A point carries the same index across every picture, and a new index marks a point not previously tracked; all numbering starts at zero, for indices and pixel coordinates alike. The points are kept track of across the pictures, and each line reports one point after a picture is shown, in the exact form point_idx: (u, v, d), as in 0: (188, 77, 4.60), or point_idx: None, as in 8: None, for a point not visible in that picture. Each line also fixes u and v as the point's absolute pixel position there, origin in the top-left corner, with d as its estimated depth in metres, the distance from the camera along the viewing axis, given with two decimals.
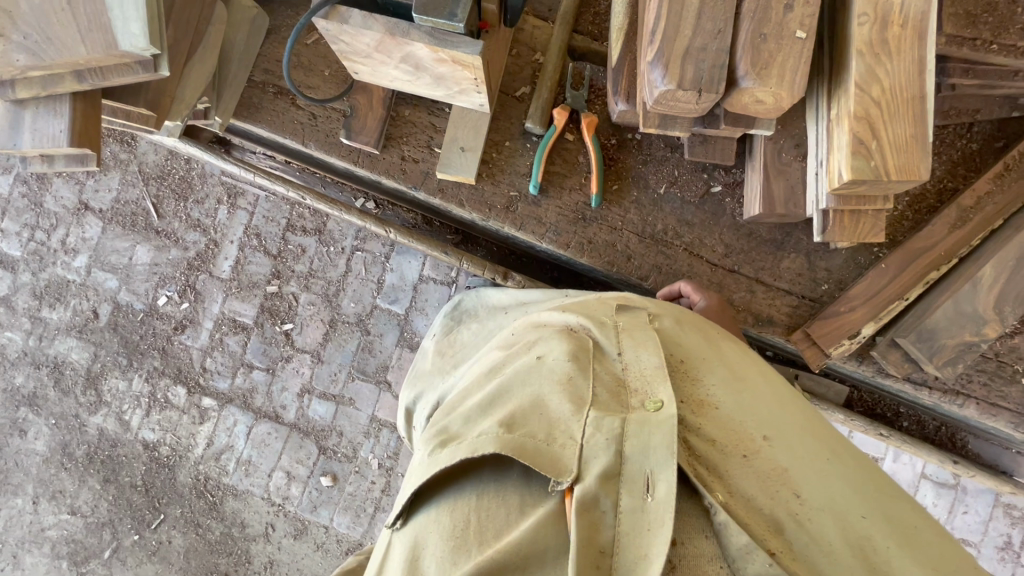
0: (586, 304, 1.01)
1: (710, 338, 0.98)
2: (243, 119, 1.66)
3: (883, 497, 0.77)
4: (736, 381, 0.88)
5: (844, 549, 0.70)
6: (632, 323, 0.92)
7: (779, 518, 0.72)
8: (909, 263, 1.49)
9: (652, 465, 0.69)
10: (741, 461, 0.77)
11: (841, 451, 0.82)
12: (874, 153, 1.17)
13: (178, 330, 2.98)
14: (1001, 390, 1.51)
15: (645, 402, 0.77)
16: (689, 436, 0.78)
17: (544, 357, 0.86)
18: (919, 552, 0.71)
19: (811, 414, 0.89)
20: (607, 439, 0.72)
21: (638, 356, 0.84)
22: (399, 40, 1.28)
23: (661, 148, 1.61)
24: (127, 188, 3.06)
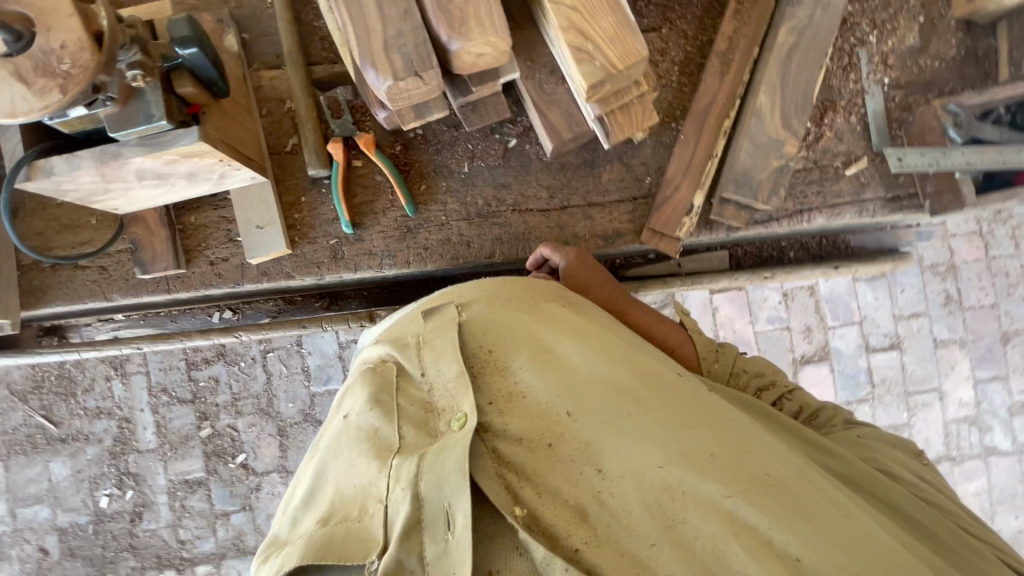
0: (399, 325, 1.13)
1: (526, 325, 1.05)
2: (33, 307, 1.54)
3: (677, 435, 0.90)
4: (546, 366, 0.99)
5: (636, 505, 0.85)
6: (435, 332, 1.05)
7: (584, 498, 0.87)
8: (704, 124, 1.55)
9: (447, 498, 0.85)
10: (547, 451, 0.91)
11: (647, 400, 0.94)
12: (594, 53, 1.19)
13: (136, 521, 3.00)
14: (833, 190, 1.61)
15: (453, 420, 0.94)
16: (496, 444, 0.92)
17: (350, 416, 1.01)
18: (705, 476, 0.86)
19: (620, 364, 0.99)
20: (409, 489, 0.87)
21: (440, 370, 1.00)
22: (115, 164, 1.20)
23: (446, 131, 1.60)
24: (7, 415, 2.97)
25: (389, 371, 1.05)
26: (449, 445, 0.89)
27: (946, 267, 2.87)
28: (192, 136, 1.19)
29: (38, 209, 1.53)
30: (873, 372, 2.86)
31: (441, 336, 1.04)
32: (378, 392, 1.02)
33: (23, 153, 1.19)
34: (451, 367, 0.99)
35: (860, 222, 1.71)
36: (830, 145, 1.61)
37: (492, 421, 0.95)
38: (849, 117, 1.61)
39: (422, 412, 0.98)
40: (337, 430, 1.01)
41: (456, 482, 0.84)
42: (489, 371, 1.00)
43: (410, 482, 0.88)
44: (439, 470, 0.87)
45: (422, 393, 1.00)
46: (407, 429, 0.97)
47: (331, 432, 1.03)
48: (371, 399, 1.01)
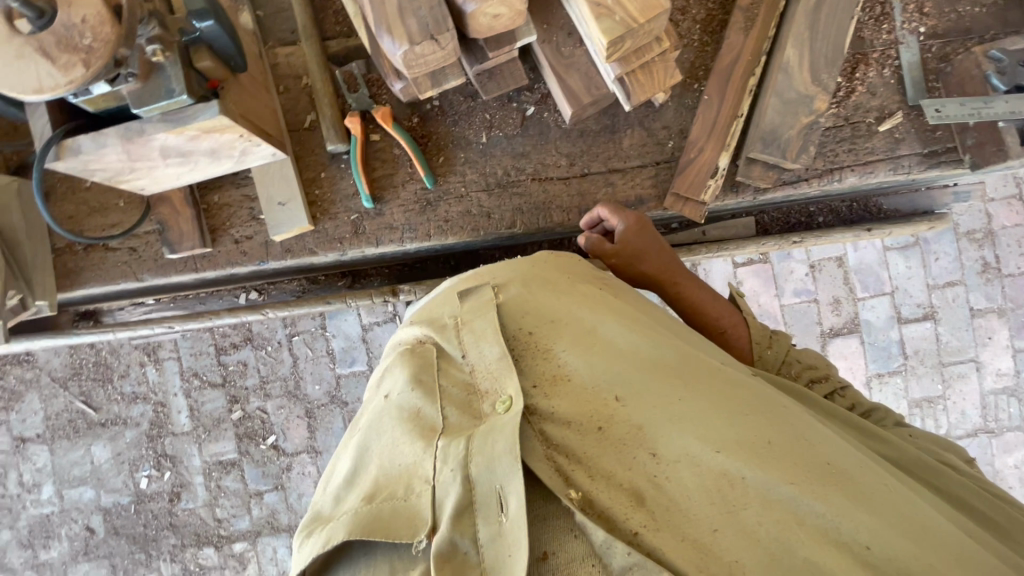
0: (433, 308, 1.13)
1: (567, 312, 1.04)
2: (68, 289, 1.59)
3: (730, 419, 0.87)
4: (590, 352, 0.97)
5: (694, 491, 0.81)
6: (475, 314, 1.04)
7: (638, 482, 0.84)
8: (727, 82, 1.50)
9: (499, 480, 0.82)
10: (597, 434, 0.88)
11: (696, 386, 0.92)
12: (614, 8, 1.15)
13: (174, 501, 3.12)
14: (866, 147, 1.54)
15: (497, 403, 0.92)
16: (545, 426, 0.90)
17: (392, 396, 1.00)
18: (763, 461, 0.83)
19: (666, 352, 0.98)
20: (458, 472, 0.85)
21: (483, 352, 0.98)
22: (139, 141, 1.22)
23: (462, 102, 1.58)
24: (50, 401, 3.10)
25: (429, 352, 1.04)
26: (498, 427, 0.87)
27: (984, 233, 2.75)
28: (213, 110, 1.20)
29: (69, 192, 1.56)
30: (905, 344, 2.77)
31: (479, 318, 1.03)
32: (420, 374, 1.01)
33: (51, 133, 1.21)
34: (493, 349, 0.98)
35: (894, 181, 1.64)
36: (862, 99, 1.54)
37: (539, 405, 0.92)
38: (883, 70, 1.54)
39: (465, 394, 0.97)
40: (379, 410, 1.01)
41: (507, 465, 0.82)
42: (533, 356, 0.99)
43: (459, 464, 0.85)
44: (490, 453, 0.84)
45: (463, 375, 0.99)
46: (450, 410, 0.95)
47: (371, 411, 1.03)
48: (413, 379, 1.00)
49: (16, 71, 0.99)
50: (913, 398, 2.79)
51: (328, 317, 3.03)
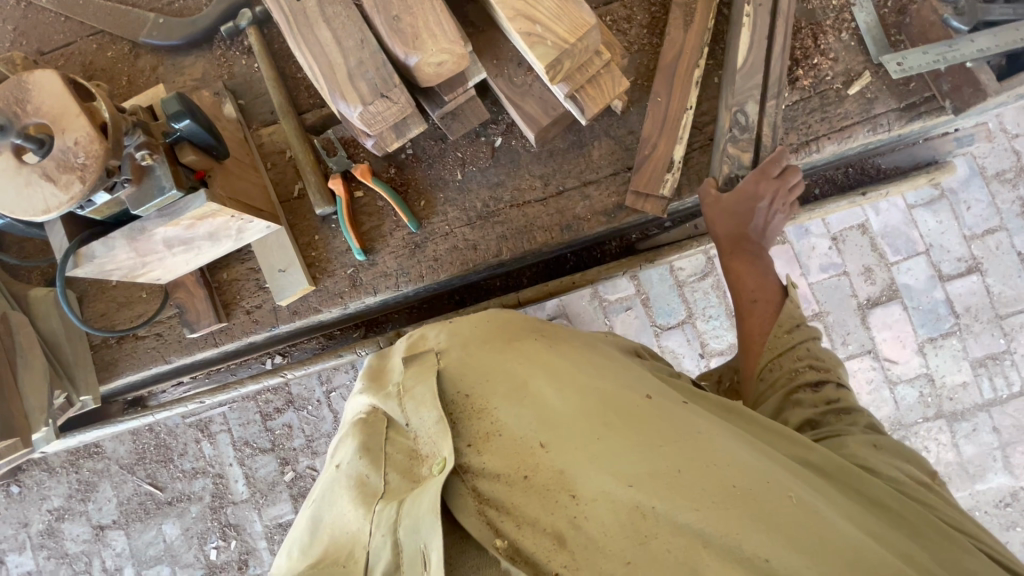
0: (382, 375, 1.20)
1: (499, 365, 1.07)
2: (109, 380, 1.72)
3: (645, 452, 0.88)
4: (519, 399, 1.00)
5: (610, 526, 0.81)
6: (415, 380, 1.08)
7: (561, 524, 0.85)
8: (679, 78, 1.52)
9: (424, 537, 0.84)
10: (524, 483, 0.91)
11: (614, 420, 0.93)
12: (545, 33, 1.20)
13: (243, 568, 3.28)
14: (839, 113, 1.52)
15: (435, 465, 0.96)
16: (478, 482, 0.94)
17: (343, 466, 1.07)
18: (675, 491, 0.82)
19: (590, 389, 0.99)
20: (389, 534, 0.89)
21: (422, 417, 1.02)
22: (143, 237, 1.35)
23: (433, 145, 1.66)
24: (121, 487, 3.29)
25: (379, 420, 1.11)
26: (427, 488, 0.91)
27: (1016, 172, 2.58)
28: (201, 198, 1.32)
29: (97, 294, 1.72)
30: (954, 302, 2.61)
31: (420, 383, 1.07)
32: (368, 443, 1.07)
33: (68, 244, 1.35)
34: (431, 414, 1.01)
35: (878, 141, 1.60)
36: (825, 66, 1.52)
37: (471, 461, 0.97)
38: (840, 34, 1.52)
39: (407, 458, 1.03)
40: (331, 482, 1.08)
41: (430, 524, 0.84)
42: (468, 413, 1.03)
43: (390, 528, 0.90)
44: (415, 515, 0.88)
45: (407, 441, 1.05)
46: (392, 475, 1.01)
47: (325, 481, 1.10)
48: (361, 448, 1.07)
49: (26, 197, 1.13)
50: (974, 357, 2.61)
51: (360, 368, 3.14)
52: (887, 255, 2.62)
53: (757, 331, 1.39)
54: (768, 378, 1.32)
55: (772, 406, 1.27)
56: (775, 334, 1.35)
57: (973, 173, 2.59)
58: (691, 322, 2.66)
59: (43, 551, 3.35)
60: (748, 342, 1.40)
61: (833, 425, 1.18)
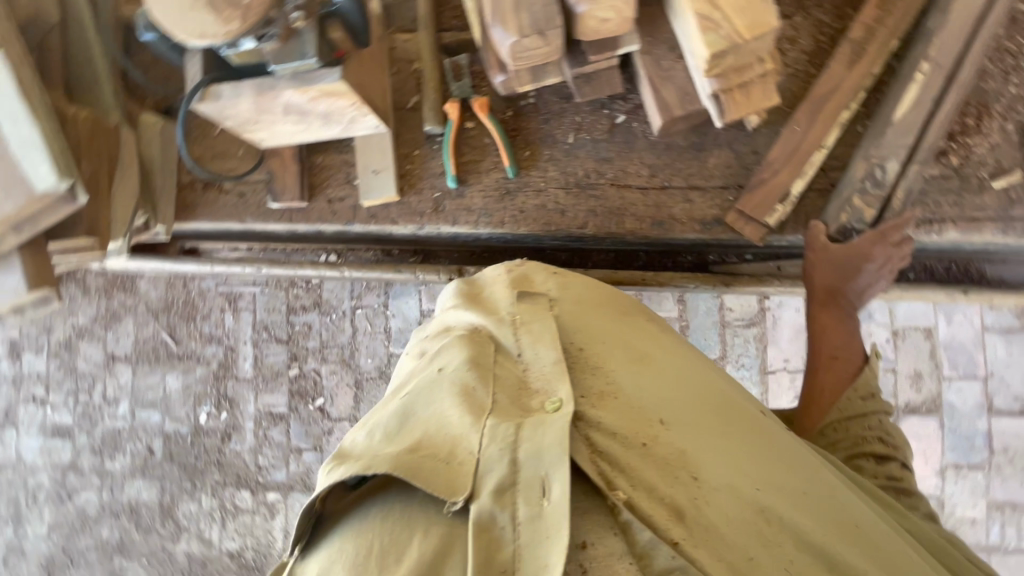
0: (488, 296, 1.21)
1: (617, 333, 1.15)
2: (185, 220, 1.78)
3: (762, 458, 1.03)
4: (638, 371, 1.09)
5: (730, 515, 0.94)
6: (531, 316, 1.14)
7: (684, 499, 0.94)
8: (824, 115, 1.47)
9: (546, 467, 0.90)
10: (644, 450, 0.98)
11: (729, 421, 1.07)
12: (721, 22, 1.17)
13: (225, 440, 3.48)
14: (974, 202, 1.45)
15: (547, 402, 1.01)
16: (592, 432, 0.99)
17: (447, 370, 1.06)
18: (790, 500, 0.99)
19: (703, 387, 1.12)
20: (507, 451, 0.93)
21: (539, 353, 1.08)
22: (270, 95, 1.38)
23: (556, 102, 1.65)
24: (142, 327, 3.49)
25: (486, 340, 1.12)
26: (551, 422, 0.95)
27: None
28: (335, 76, 1.34)
29: (200, 136, 1.77)
30: (992, 438, 2.51)
31: (538, 321, 1.13)
32: (478, 357, 1.08)
33: (200, 78, 1.39)
34: (549, 352, 1.07)
35: (998, 245, 1.53)
36: (980, 151, 1.45)
37: (587, 411, 1.02)
38: (1006, 124, 1.44)
39: (516, 386, 1.05)
40: (431, 380, 1.06)
41: (558, 455, 0.90)
42: (584, 366, 1.09)
43: (508, 446, 0.93)
44: (539, 443, 0.93)
45: (517, 369, 1.08)
46: (501, 396, 1.03)
47: (421, 379, 1.08)
48: (470, 360, 1.07)
49: (184, 15, 1.15)
50: (995, 499, 2.50)
51: (391, 296, 3.32)
52: (945, 367, 2.52)
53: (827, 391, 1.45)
54: (829, 435, 1.40)
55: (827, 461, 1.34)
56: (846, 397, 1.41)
57: None
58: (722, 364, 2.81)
59: (55, 359, 3.59)
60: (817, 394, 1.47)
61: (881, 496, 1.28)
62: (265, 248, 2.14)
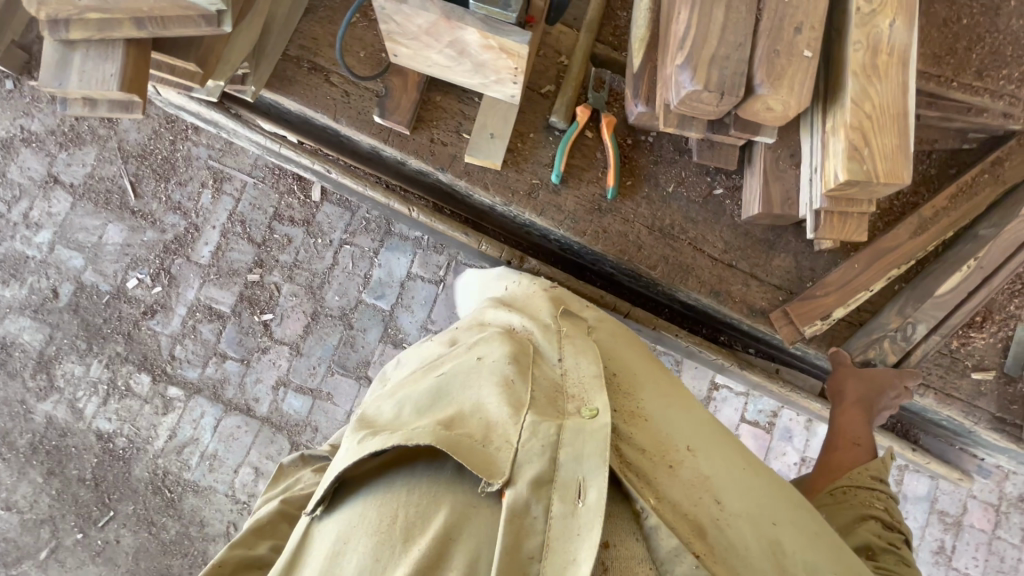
0: (531, 308, 1.41)
1: (648, 373, 1.32)
2: (276, 90, 1.68)
3: (779, 497, 1.12)
4: (664, 404, 1.25)
5: (748, 541, 1.03)
6: (574, 333, 1.32)
7: (704, 519, 1.05)
8: (880, 264, 1.70)
9: (583, 472, 1.00)
10: (669, 469, 1.11)
11: (748, 461, 1.19)
12: (866, 158, 1.37)
13: (147, 315, 3.27)
14: (955, 382, 1.73)
15: (583, 409, 1.11)
16: (621, 444, 1.13)
17: (488, 360, 1.20)
18: (808, 537, 1.07)
19: (720, 429, 1.26)
20: (548, 450, 1.02)
21: (578, 364, 1.23)
22: (452, 23, 1.37)
23: (670, 151, 1.77)
24: (102, 164, 3.33)
25: (527, 343, 1.28)
26: (590, 431, 1.05)
27: (955, 521, 2.95)
28: (524, 37, 1.36)
29: (328, 21, 1.71)
30: None
31: (581, 340, 1.29)
32: (518, 355, 1.21)
33: None
34: (589, 366, 1.22)
35: (955, 422, 1.81)
36: (974, 345, 1.74)
37: (619, 427, 1.16)
38: (999, 331, 1.74)
39: (553, 388, 1.18)
40: (472, 367, 1.19)
41: (595, 464, 1.00)
42: (618, 390, 1.25)
43: (550, 445, 1.03)
44: (579, 448, 1.03)
45: (553, 373, 1.22)
46: (538, 395, 1.15)
47: (461, 363, 1.21)
48: (512, 356, 1.21)
49: None
50: None
51: (384, 248, 3.26)
52: None
53: (837, 468, 1.60)
54: (838, 497, 1.51)
55: (840, 520, 1.45)
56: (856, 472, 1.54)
57: (931, 496, 2.95)
58: None
59: None
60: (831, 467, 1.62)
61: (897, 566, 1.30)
62: (315, 150, 1.98)
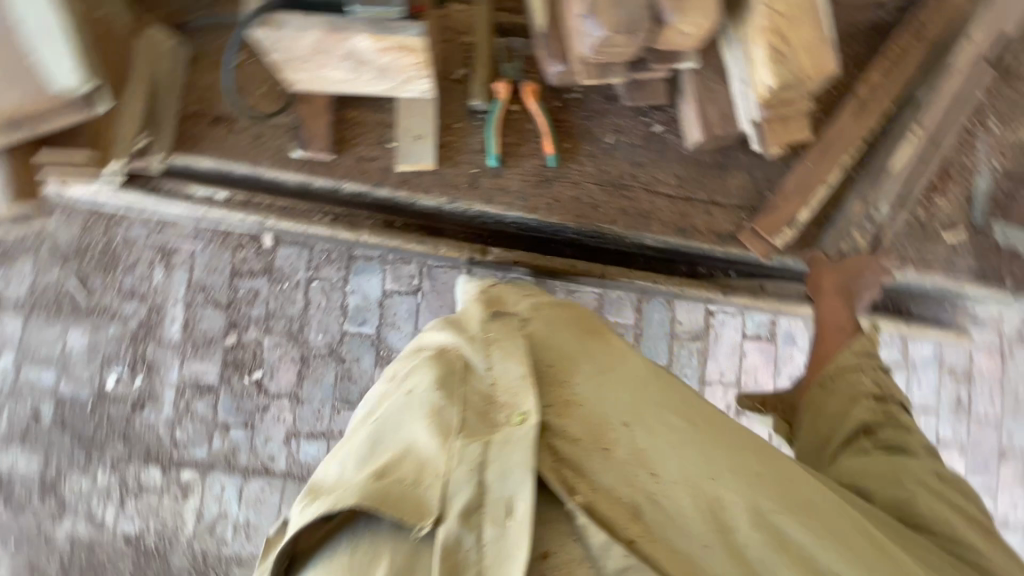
0: (461, 316, 1.18)
1: (581, 344, 1.18)
2: (184, 154, 1.60)
3: (727, 451, 1.06)
4: (601, 380, 1.12)
5: (687, 508, 1.00)
6: (503, 335, 1.11)
7: (638, 499, 1.01)
8: (833, 156, 1.68)
9: (511, 489, 0.93)
10: (604, 455, 1.03)
11: (697, 419, 1.10)
12: (792, 59, 1.37)
13: (137, 408, 3.19)
14: (931, 249, 1.74)
15: (513, 415, 1.01)
16: (556, 440, 1.03)
17: (415, 394, 1.04)
18: (754, 487, 1.03)
19: (669, 387, 1.14)
20: (475, 473, 0.94)
21: (506, 368, 1.06)
22: (339, 36, 1.29)
23: (598, 102, 1.73)
24: (42, 272, 3.18)
25: (454, 359, 1.08)
26: (516, 441, 0.96)
27: (963, 372, 3.08)
28: (418, 30, 1.30)
29: (215, 65, 1.61)
30: None
31: (509, 339, 1.10)
32: (445, 379, 1.05)
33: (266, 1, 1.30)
34: (516, 368, 1.06)
35: (941, 287, 1.83)
36: (940, 208, 1.74)
37: (551, 421, 1.05)
38: (961, 188, 1.74)
39: (485, 403, 1.03)
40: (399, 407, 1.04)
41: (520, 476, 0.94)
42: (550, 379, 1.10)
43: (475, 467, 0.95)
44: (506, 462, 0.95)
45: (484, 386, 1.05)
46: (470, 417, 1.01)
47: (392, 402, 1.06)
48: (438, 381, 1.04)
49: None
50: None
51: (352, 273, 3.20)
52: None
53: (823, 358, 1.66)
54: (828, 385, 1.56)
55: (836, 406, 1.51)
56: (847, 354, 1.58)
57: (936, 357, 3.05)
58: None
59: None
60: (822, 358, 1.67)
61: (890, 435, 1.42)
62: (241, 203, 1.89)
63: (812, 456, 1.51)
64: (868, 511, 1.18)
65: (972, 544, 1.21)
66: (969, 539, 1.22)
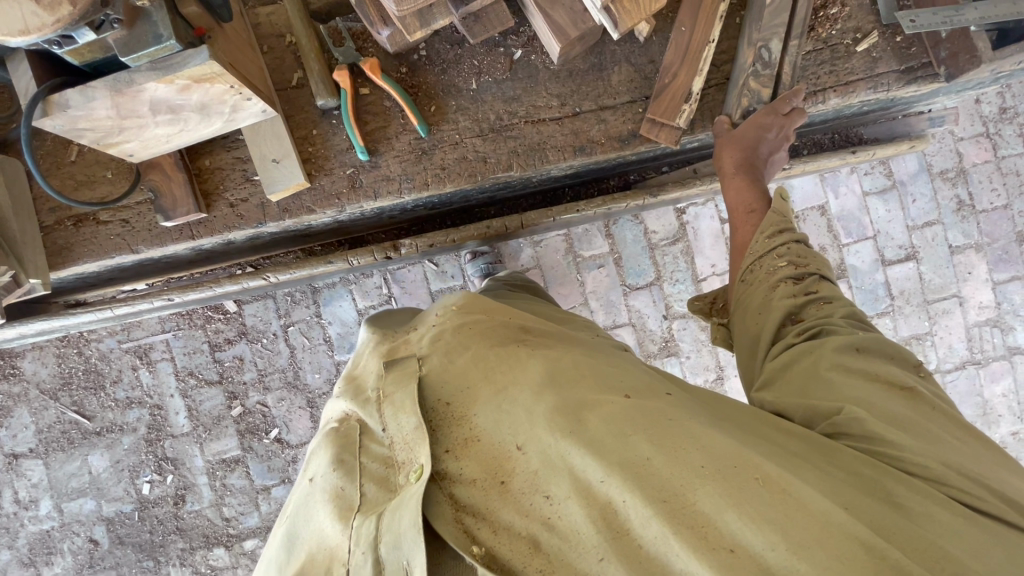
0: (353, 384, 1.29)
1: (481, 373, 1.15)
2: (63, 267, 1.56)
3: (619, 444, 0.96)
4: (495, 405, 1.08)
5: (583, 522, 0.91)
6: (394, 386, 1.16)
7: (538, 528, 0.94)
8: (706, 10, 1.52)
9: (407, 556, 0.91)
10: (501, 489, 1.00)
11: (586, 416, 1.01)
12: None
13: (179, 503, 3.11)
14: (846, 67, 1.59)
15: (411, 472, 1.03)
16: (455, 490, 1.02)
17: (317, 479, 1.15)
18: (646, 482, 0.91)
19: (563, 388, 1.07)
20: (370, 551, 0.95)
21: (400, 423, 1.09)
22: (129, 93, 1.20)
23: (449, 50, 1.59)
24: (40, 414, 3.09)
25: (351, 429, 1.18)
26: (408, 499, 0.97)
27: (956, 172, 2.91)
28: (201, 55, 1.18)
29: (54, 168, 1.53)
30: (891, 285, 2.91)
31: (399, 389, 1.14)
32: (342, 454, 1.14)
33: (36, 90, 1.20)
34: (409, 419, 1.08)
35: (874, 101, 1.69)
36: (841, 18, 1.58)
37: (449, 468, 1.04)
38: None
39: (383, 468, 1.08)
40: (307, 495, 1.15)
41: (412, 541, 0.91)
42: (447, 420, 1.10)
43: (370, 546, 0.96)
44: (397, 529, 0.94)
45: (382, 449, 1.11)
46: (368, 486, 1.07)
47: (300, 495, 1.18)
48: (334, 460, 1.14)
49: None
50: (902, 336, 2.93)
51: (322, 305, 3.03)
52: (841, 235, 2.89)
53: (739, 254, 1.57)
54: (749, 278, 1.49)
55: (758, 299, 1.43)
56: (757, 239, 1.49)
57: (922, 168, 2.88)
58: (659, 284, 2.97)
59: None
60: (740, 250, 1.56)
61: (817, 313, 1.34)
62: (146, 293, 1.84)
63: (749, 361, 1.42)
64: (788, 438, 1.06)
65: (899, 437, 1.05)
66: (897, 430, 1.06)
